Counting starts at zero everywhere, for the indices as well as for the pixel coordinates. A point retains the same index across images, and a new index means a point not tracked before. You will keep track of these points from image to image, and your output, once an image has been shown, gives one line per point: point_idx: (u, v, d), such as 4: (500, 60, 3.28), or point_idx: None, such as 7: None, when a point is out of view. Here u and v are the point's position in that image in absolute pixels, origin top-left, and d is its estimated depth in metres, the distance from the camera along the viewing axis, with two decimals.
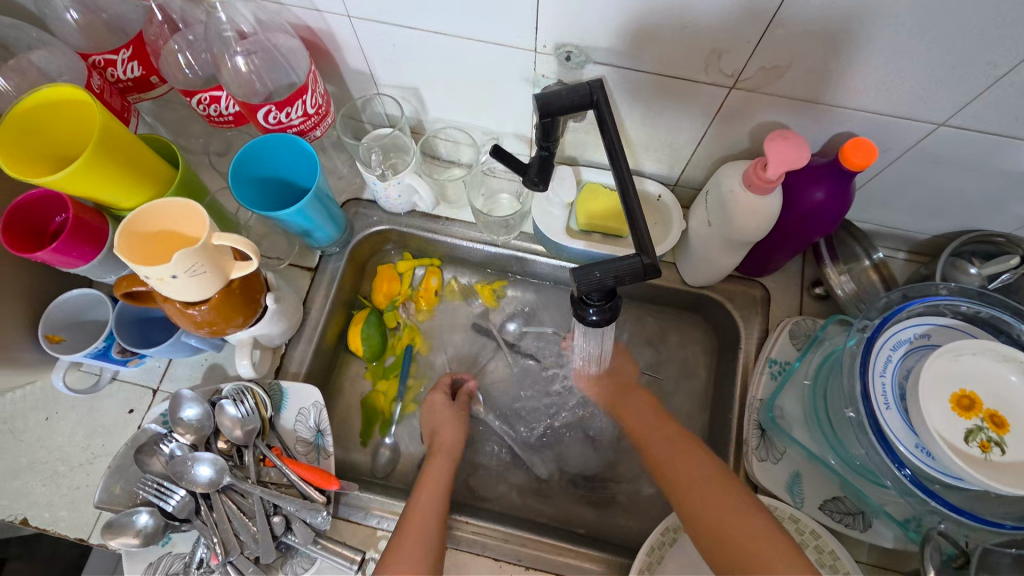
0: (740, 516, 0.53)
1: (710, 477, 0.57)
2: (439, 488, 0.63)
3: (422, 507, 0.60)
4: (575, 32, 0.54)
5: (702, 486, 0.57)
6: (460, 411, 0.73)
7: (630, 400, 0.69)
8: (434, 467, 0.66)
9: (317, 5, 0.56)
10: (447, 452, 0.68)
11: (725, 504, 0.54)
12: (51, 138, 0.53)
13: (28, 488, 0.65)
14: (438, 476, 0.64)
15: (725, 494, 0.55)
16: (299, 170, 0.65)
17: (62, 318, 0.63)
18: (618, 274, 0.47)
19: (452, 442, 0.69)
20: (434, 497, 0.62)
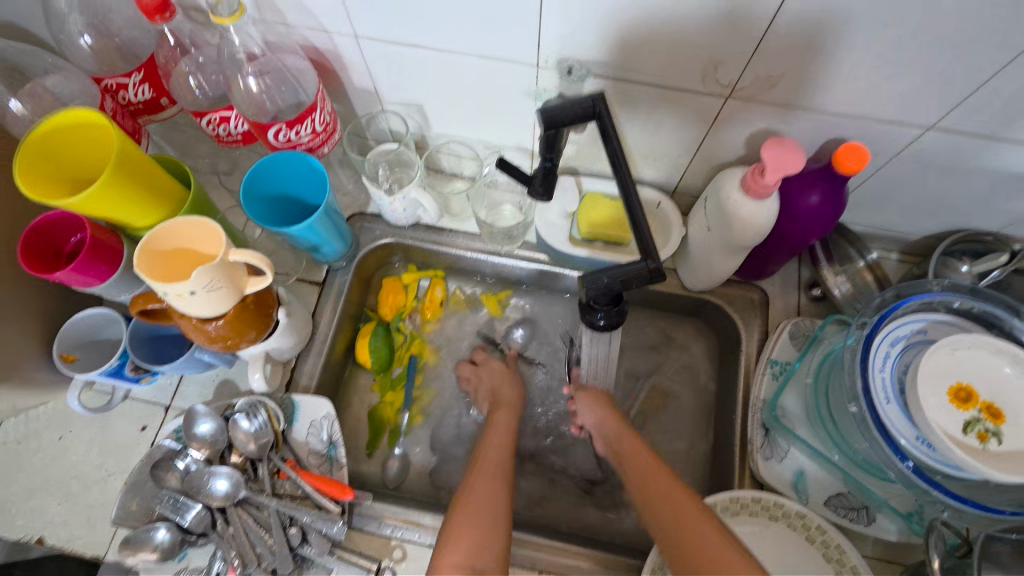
0: (702, 528, 0.54)
1: (677, 497, 0.58)
2: (504, 443, 0.67)
3: (491, 458, 0.65)
4: (576, 48, 0.57)
5: (667, 503, 0.57)
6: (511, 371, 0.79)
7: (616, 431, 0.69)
8: (501, 422, 0.71)
9: (325, 26, 0.58)
10: (510, 409, 0.73)
11: (688, 519, 0.55)
12: (68, 161, 0.54)
13: (43, 507, 0.65)
14: (503, 430, 0.69)
15: (690, 510, 0.56)
16: (307, 187, 0.66)
17: (77, 337, 0.64)
18: (625, 279, 0.49)
19: (507, 394, 0.75)
20: (501, 452, 0.66)
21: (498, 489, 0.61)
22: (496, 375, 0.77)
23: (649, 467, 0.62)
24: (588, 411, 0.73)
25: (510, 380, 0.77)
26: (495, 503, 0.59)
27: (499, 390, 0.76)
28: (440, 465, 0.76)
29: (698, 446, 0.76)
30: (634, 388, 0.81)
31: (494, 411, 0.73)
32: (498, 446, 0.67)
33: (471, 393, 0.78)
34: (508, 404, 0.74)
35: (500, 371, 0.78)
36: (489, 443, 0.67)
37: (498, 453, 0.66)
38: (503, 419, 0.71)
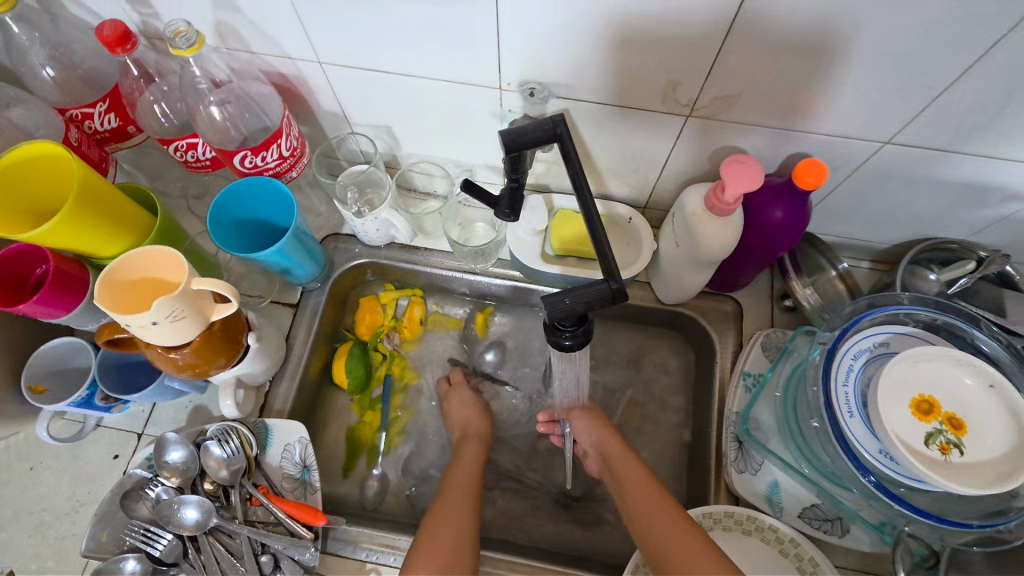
0: (680, 533, 0.57)
1: (664, 508, 0.60)
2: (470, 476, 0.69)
3: (459, 487, 0.67)
4: (537, 71, 0.57)
5: (654, 516, 0.59)
6: (465, 394, 0.78)
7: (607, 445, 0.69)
8: (466, 454, 0.71)
9: (289, 53, 0.59)
10: (477, 442, 0.73)
11: (668, 525, 0.58)
12: (31, 193, 0.54)
13: (14, 540, 0.65)
14: (469, 463, 0.70)
15: (674, 520, 0.58)
16: (275, 211, 0.66)
17: (45, 367, 0.64)
18: (588, 300, 0.49)
19: (479, 421, 0.76)
20: (466, 487, 0.67)
21: (461, 516, 0.63)
22: (461, 397, 0.78)
23: (637, 483, 0.64)
24: (587, 431, 0.72)
25: (476, 405, 0.77)
26: (457, 525, 0.61)
27: (467, 415, 0.76)
28: (417, 485, 0.76)
29: (676, 459, 0.76)
30: (611, 402, 0.81)
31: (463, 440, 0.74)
32: (465, 479, 0.68)
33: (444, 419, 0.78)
34: (477, 435, 0.74)
35: (467, 396, 0.78)
36: (452, 476, 0.68)
37: (464, 484, 0.67)
38: (468, 452, 0.72)
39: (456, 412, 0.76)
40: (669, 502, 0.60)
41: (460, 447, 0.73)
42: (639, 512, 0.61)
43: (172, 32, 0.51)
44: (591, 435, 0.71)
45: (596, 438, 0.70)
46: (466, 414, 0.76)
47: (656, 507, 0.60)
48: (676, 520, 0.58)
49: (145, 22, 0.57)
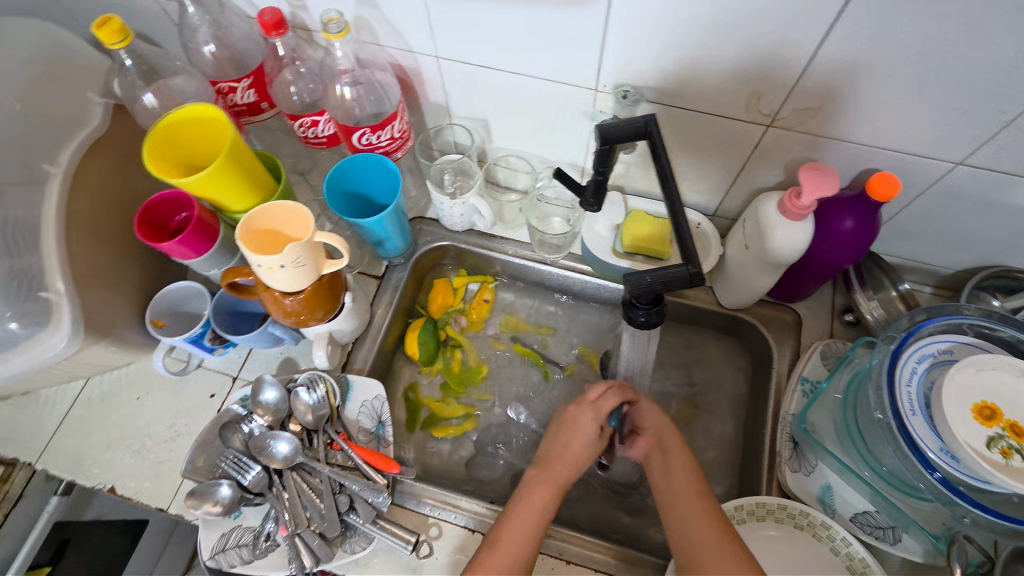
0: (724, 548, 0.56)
1: (704, 513, 0.59)
2: (547, 492, 0.64)
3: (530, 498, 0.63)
4: (633, 74, 0.63)
5: (687, 516, 0.60)
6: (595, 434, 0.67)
7: (668, 438, 0.67)
8: (542, 471, 0.66)
9: (411, 46, 0.67)
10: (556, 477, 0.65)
11: (704, 536, 0.58)
12: (185, 149, 0.63)
13: (117, 459, 0.72)
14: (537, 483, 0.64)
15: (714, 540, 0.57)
16: (380, 188, 0.74)
17: (166, 306, 0.72)
18: (666, 280, 0.55)
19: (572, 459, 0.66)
20: (538, 501, 0.63)
21: (529, 534, 0.60)
22: (585, 436, 0.66)
23: (686, 482, 0.62)
24: (647, 415, 0.68)
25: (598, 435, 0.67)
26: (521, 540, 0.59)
27: (569, 451, 0.66)
28: (477, 457, 0.81)
29: (727, 460, 0.79)
30: (666, 400, 0.84)
31: (539, 470, 0.66)
32: (539, 495, 0.63)
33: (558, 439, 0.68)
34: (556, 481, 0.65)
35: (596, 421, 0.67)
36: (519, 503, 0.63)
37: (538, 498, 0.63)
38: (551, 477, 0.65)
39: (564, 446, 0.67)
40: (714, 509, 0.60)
41: (537, 478, 0.65)
42: (678, 505, 0.61)
43: (326, 19, 0.59)
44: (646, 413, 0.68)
45: (659, 422, 0.68)
46: (578, 446, 0.66)
47: (692, 506, 0.60)
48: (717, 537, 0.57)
49: (294, 13, 0.66)
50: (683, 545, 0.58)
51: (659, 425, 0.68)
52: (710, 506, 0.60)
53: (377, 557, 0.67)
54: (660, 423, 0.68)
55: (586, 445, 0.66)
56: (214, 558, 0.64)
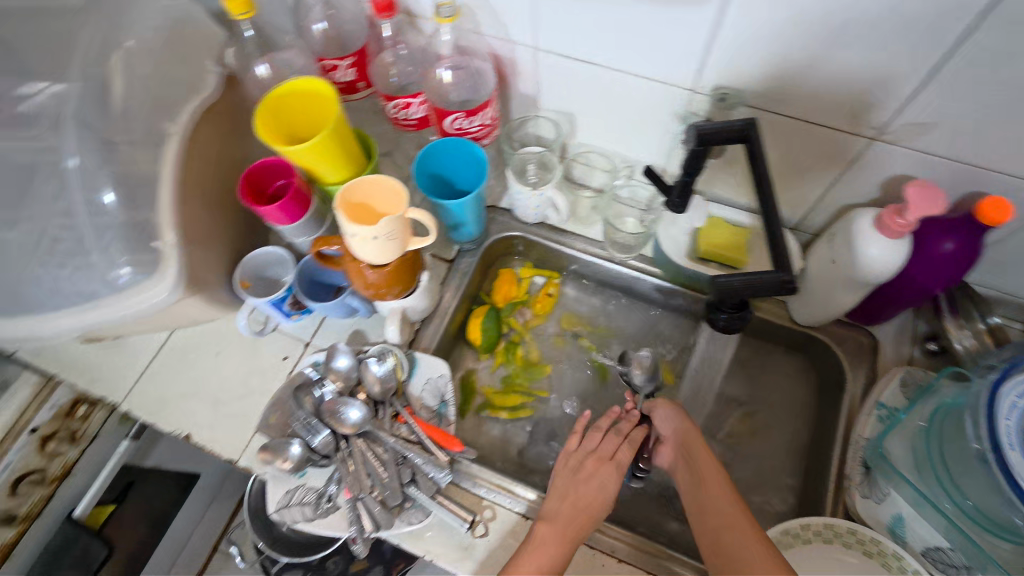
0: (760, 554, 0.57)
1: (739, 518, 0.60)
2: (571, 511, 0.65)
3: (555, 515, 0.64)
4: (735, 76, 0.62)
5: (723, 520, 0.61)
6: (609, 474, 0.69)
7: (691, 446, 0.68)
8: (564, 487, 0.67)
9: (511, 35, 0.68)
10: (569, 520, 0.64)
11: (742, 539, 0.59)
12: (291, 120, 0.66)
13: (194, 409, 0.76)
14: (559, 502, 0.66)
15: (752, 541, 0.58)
16: (465, 173, 0.75)
17: (253, 269, 0.76)
18: (756, 285, 0.54)
19: (583, 502, 0.66)
20: (563, 518, 0.64)
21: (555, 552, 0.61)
22: (602, 483, 0.68)
23: (716, 487, 0.64)
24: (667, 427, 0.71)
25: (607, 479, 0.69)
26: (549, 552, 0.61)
27: (583, 504, 0.66)
28: (531, 447, 0.81)
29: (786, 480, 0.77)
30: (726, 412, 0.83)
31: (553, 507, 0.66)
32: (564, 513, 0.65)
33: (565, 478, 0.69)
34: (577, 534, 0.63)
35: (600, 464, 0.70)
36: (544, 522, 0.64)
37: (563, 514, 0.65)
38: (570, 503, 0.66)
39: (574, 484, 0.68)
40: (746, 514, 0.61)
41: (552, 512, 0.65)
42: (711, 511, 0.63)
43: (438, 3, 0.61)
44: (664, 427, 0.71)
45: (680, 430, 0.70)
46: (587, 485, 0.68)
47: (726, 510, 0.62)
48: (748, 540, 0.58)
49: None
50: (719, 548, 0.60)
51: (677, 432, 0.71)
52: (743, 512, 0.61)
53: (430, 533, 0.68)
54: (683, 433, 0.70)
55: (604, 494, 0.67)
56: (278, 512, 0.67)
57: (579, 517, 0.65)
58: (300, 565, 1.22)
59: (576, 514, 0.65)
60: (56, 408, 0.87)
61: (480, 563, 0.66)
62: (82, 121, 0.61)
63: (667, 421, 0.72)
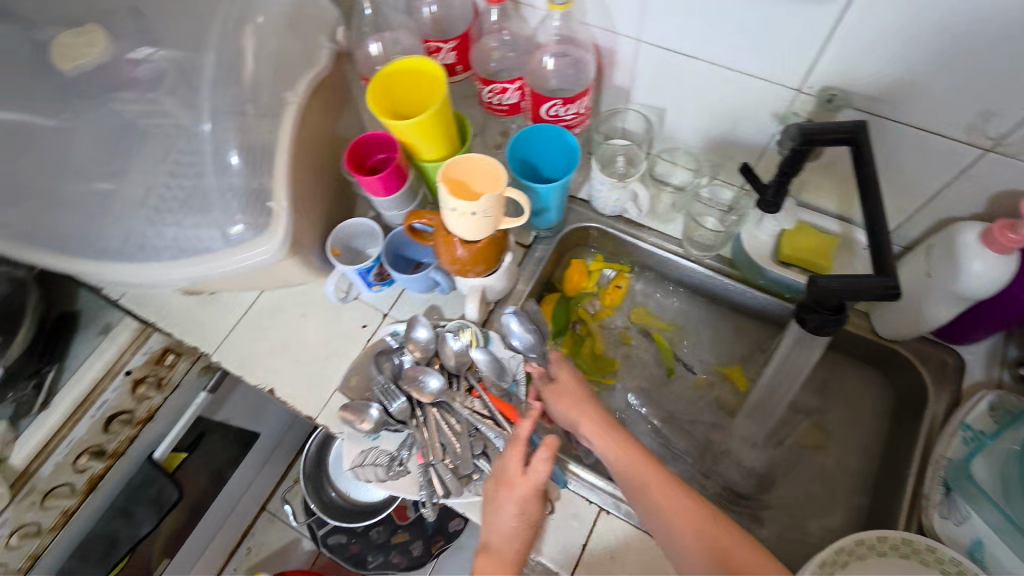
0: (686, 513, 0.57)
1: (677, 494, 0.59)
2: (512, 533, 0.61)
3: (500, 537, 0.61)
4: (846, 77, 0.61)
5: (658, 500, 0.59)
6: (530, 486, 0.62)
7: (601, 432, 0.65)
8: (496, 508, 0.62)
9: (616, 27, 0.69)
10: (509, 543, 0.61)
11: (683, 514, 0.57)
12: (397, 97, 0.69)
13: (279, 366, 0.80)
14: (501, 525, 0.61)
15: (692, 514, 0.57)
16: (555, 159, 0.77)
17: (342, 238, 0.79)
18: (859, 288, 0.53)
19: (520, 523, 0.62)
20: (507, 536, 0.61)
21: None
22: (525, 496, 0.62)
23: (638, 466, 0.61)
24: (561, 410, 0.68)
25: (531, 498, 0.62)
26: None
27: (509, 526, 0.61)
28: None
29: (851, 495, 0.76)
30: (793, 421, 0.82)
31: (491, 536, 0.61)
32: (505, 535, 0.61)
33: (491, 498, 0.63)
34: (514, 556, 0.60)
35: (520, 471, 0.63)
36: (493, 544, 0.61)
37: (506, 533, 0.61)
38: (512, 522, 0.62)
39: (499, 508, 0.62)
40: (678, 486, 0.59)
41: (494, 537, 0.61)
42: (645, 496, 0.60)
43: None
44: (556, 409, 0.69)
45: (574, 413, 0.67)
46: (513, 508, 0.61)
47: (657, 489, 0.60)
48: (701, 515, 0.57)
49: None
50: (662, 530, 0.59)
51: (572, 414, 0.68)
52: (673, 484, 0.60)
53: None
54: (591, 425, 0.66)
55: (530, 509, 0.62)
56: (355, 470, 0.71)
57: (516, 543, 0.61)
58: (342, 532, 1.31)
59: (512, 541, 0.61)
60: (149, 353, 0.91)
61: (541, 540, 0.68)
62: (222, 90, 0.66)
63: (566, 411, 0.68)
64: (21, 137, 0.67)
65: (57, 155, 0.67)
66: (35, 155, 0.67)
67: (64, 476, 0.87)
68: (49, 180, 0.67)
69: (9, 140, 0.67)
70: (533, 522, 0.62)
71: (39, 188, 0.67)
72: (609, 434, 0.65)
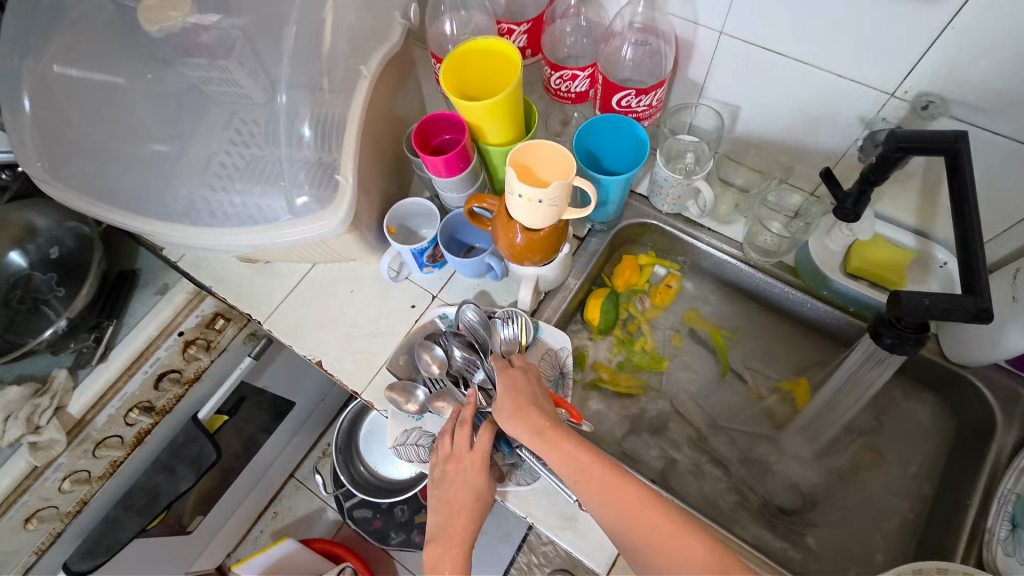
0: (660, 524, 0.51)
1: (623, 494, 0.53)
2: (461, 508, 0.61)
3: (450, 513, 0.61)
4: (947, 83, 0.58)
5: (603, 500, 0.54)
6: (480, 458, 0.63)
7: (542, 424, 0.60)
8: (450, 483, 0.62)
9: (697, 18, 0.67)
10: (462, 518, 0.60)
11: (628, 516, 0.52)
12: (469, 78, 0.68)
13: (328, 338, 0.81)
14: (451, 502, 0.61)
15: (640, 515, 0.52)
16: (620, 151, 0.75)
17: (398, 215, 0.80)
18: (948, 307, 0.51)
19: (471, 497, 0.61)
20: (458, 512, 0.60)
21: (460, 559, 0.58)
22: (468, 476, 0.62)
23: (581, 462, 0.56)
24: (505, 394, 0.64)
25: (478, 474, 0.62)
26: (456, 554, 0.58)
27: (454, 510, 0.61)
28: (632, 437, 0.81)
29: (901, 522, 0.73)
30: (843, 440, 0.79)
31: (440, 512, 0.61)
32: (455, 512, 0.61)
33: (444, 472, 0.64)
34: (460, 540, 0.59)
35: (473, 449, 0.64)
36: (445, 521, 0.60)
37: (455, 509, 0.61)
38: (462, 498, 0.61)
39: (450, 482, 0.62)
40: (626, 485, 0.54)
41: (444, 515, 0.61)
42: (590, 497, 0.54)
43: None
44: (507, 422, 0.62)
45: (521, 396, 0.63)
46: (463, 482, 0.62)
47: (602, 488, 0.54)
48: (649, 513, 0.52)
49: None
50: (615, 533, 0.53)
51: (518, 395, 0.64)
52: (617, 481, 0.54)
53: (536, 495, 0.70)
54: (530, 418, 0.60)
55: (473, 490, 0.61)
56: (396, 448, 0.72)
57: (465, 519, 0.60)
58: (367, 506, 1.34)
59: (460, 516, 0.60)
60: (201, 316, 0.94)
61: (581, 536, 0.67)
62: (302, 61, 0.65)
63: (507, 397, 0.64)
64: (104, 95, 0.69)
65: (135, 118, 0.69)
66: (115, 116, 0.69)
67: (116, 427, 0.90)
68: (126, 142, 0.69)
69: (93, 100, 0.69)
70: (484, 497, 0.62)
71: (115, 148, 0.69)
72: (549, 428, 0.59)
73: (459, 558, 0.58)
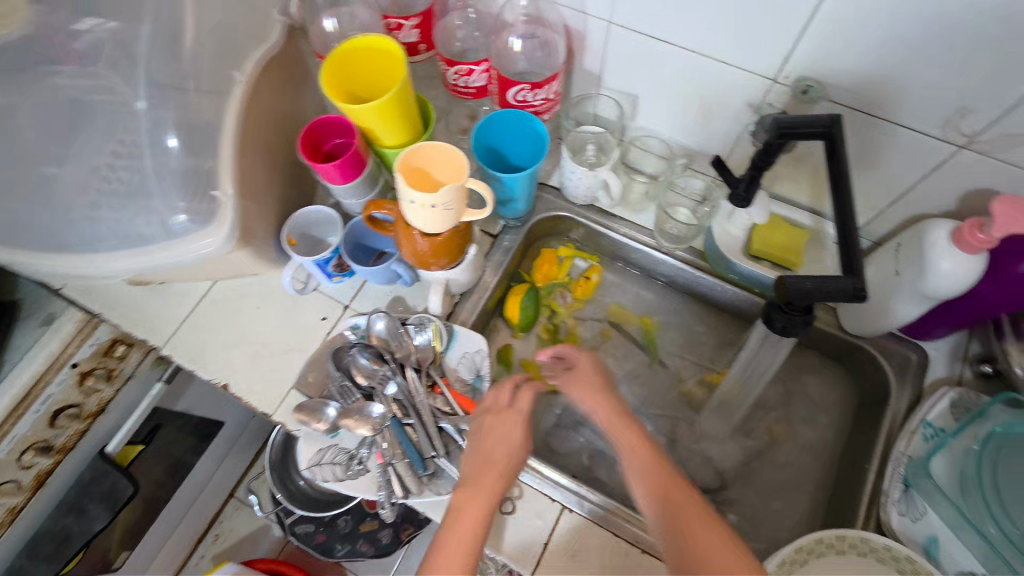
0: (707, 527, 0.52)
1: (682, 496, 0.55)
2: (495, 461, 0.60)
3: (481, 468, 0.59)
4: (823, 68, 0.59)
5: (659, 492, 0.55)
6: (518, 417, 0.63)
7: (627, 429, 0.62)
8: (484, 439, 0.62)
9: (585, 8, 0.66)
10: (495, 476, 0.59)
11: (682, 515, 0.54)
12: (355, 78, 0.65)
13: (234, 359, 0.77)
14: (483, 456, 0.60)
15: (695, 516, 0.53)
16: (523, 147, 0.73)
17: (298, 226, 0.75)
18: (830, 291, 0.52)
19: (508, 455, 0.61)
20: (491, 469, 0.59)
21: (481, 517, 0.56)
22: (507, 429, 0.62)
23: (655, 468, 0.57)
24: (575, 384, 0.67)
25: (519, 438, 0.62)
26: (478, 503, 0.57)
27: (486, 461, 0.60)
28: (557, 432, 0.81)
29: (811, 489, 0.77)
30: (758, 415, 0.82)
31: (472, 464, 0.60)
32: (487, 464, 0.60)
33: (477, 427, 0.64)
34: (488, 488, 0.58)
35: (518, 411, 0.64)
36: (473, 473, 0.59)
37: (489, 464, 0.60)
38: (498, 451, 0.61)
39: (485, 436, 0.62)
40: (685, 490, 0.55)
41: (473, 470, 0.60)
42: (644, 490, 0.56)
43: None
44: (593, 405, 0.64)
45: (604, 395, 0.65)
46: (501, 436, 0.62)
47: (658, 479, 0.56)
48: (695, 513, 0.54)
49: None
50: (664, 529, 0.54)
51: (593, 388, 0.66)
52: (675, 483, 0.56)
53: None
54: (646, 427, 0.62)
55: (508, 445, 0.61)
56: (311, 469, 0.68)
57: (498, 473, 0.59)
58: (310, 521, 1.30)
59: (491, 468, 0.59)
60: (96, 345, 0.87)
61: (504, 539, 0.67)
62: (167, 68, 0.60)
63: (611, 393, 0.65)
64: None
65: None
66: None
67: (9, 472, 0.82)
68: None
69: None
70: (519, 456, 0.61)
71: None
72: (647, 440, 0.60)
73: (478, 515, 0.56)
